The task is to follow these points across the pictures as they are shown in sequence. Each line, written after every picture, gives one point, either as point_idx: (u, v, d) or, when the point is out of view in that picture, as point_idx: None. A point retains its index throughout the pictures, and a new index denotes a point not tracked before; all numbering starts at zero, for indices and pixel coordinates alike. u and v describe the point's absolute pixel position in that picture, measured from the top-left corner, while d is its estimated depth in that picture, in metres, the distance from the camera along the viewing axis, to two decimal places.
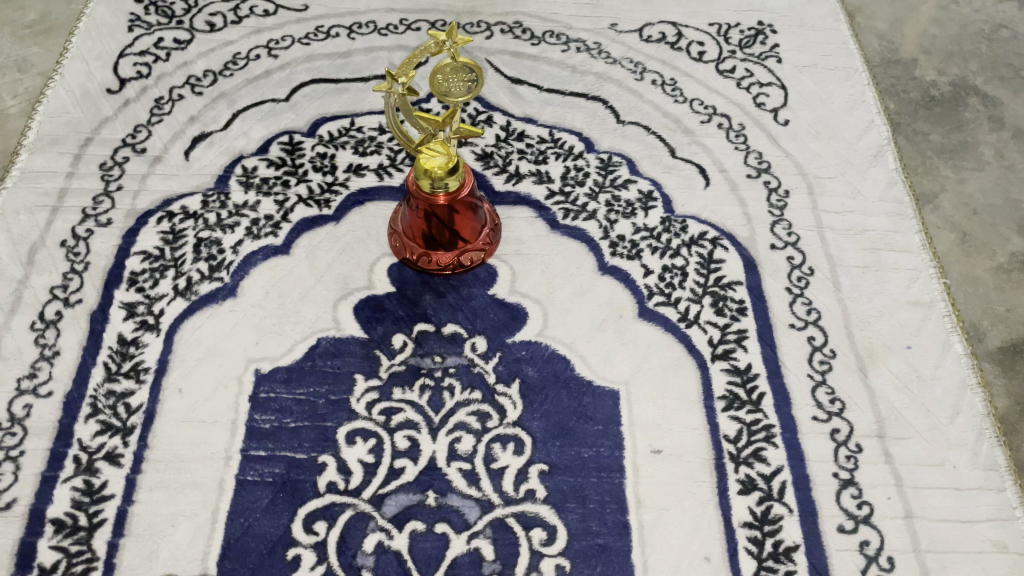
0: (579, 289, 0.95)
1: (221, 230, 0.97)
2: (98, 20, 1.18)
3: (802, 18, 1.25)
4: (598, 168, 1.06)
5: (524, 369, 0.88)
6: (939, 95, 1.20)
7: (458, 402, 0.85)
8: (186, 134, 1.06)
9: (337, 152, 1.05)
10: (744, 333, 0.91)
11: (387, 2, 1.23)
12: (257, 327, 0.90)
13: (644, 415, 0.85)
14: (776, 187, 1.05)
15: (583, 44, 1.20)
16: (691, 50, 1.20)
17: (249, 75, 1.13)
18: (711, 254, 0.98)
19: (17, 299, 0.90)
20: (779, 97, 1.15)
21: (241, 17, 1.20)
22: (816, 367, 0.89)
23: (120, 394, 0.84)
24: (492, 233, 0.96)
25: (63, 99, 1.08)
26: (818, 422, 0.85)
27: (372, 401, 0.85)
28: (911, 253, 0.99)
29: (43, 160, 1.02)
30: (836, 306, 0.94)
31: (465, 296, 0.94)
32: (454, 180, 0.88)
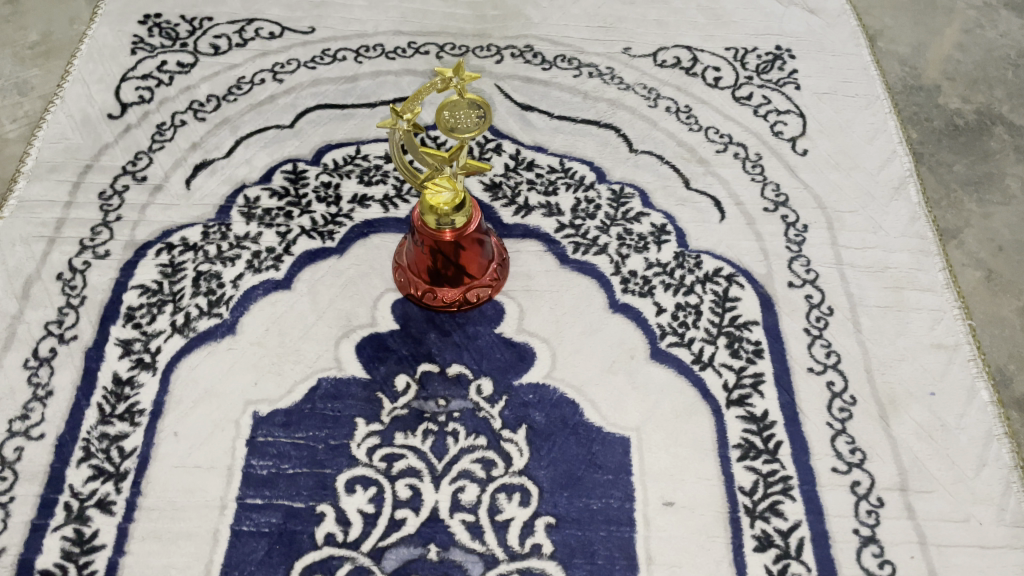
0: (589, 328, 0.91)
1: (222, 263, 0.94)
2: (101, 41, 1.16)
3: (821, 42, 1.21)
4: (610, 200, 1.02)
5: (531, 414, 0.85)
6: (963, 124, 1.16)
7: (462, 449, 0.82)
8: (188, 162, 1.03)
9: (342, 181, 1.02)
10: (761, 377, 0.87)
11: (395, 25, 1.20)
12: (256, 366, 0.87)
13: (655, 464, 0.81)
14: (794, 221, 1.01)
15: (596, 69, 1.17)
16: (706, 76, 1.17)
17: (253, 100, 1.10)
18: (727, 292, 0.94)
19: (11, 335, 0.88)
20: (797, 125, 1.11)
21: (246, 40, 1.17)
22: (835, 414, 0.85)
23: (113, 437, 0.81)
24: (499, 269, 0.93)
25: (63, 125, 1.06)
26: (837, 474, 0.81)
27: (374, 447, 0.82)
28: (934, 292, 0.95)
29: (42, 188, 1.00)
30: (856, 348, 0.90)
31: (471, 334, 0.91)
32: (461, 217, 0.85)
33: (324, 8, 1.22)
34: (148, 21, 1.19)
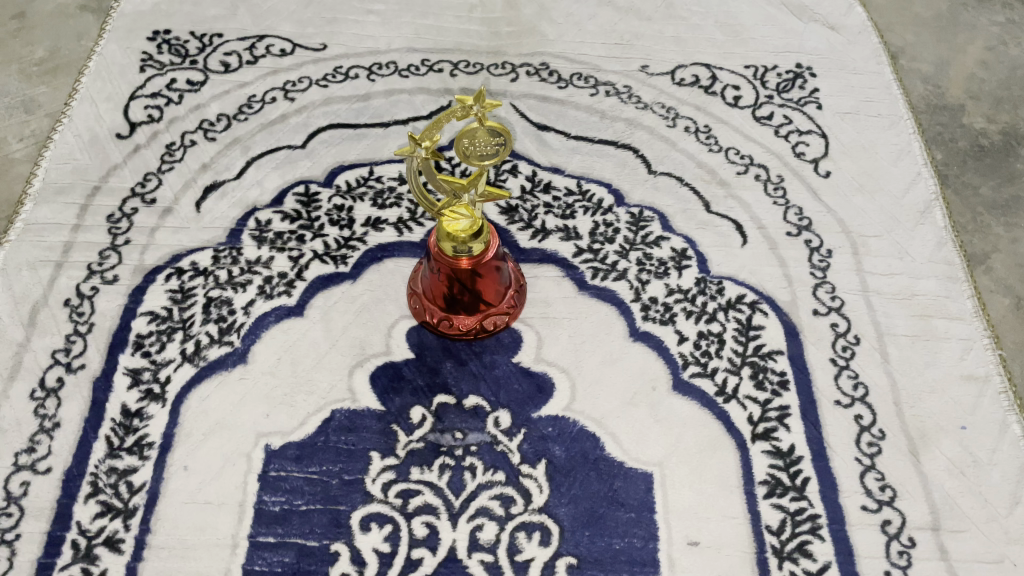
0: (609, 358, 0.89)
1: (233, 289, 0.92)
2: (109, 58, 1.14)
3: (843, 60, 1.19)
4: (629, 223, 1.00)
5: (551, 448, 0.82)
6: (989, 144, 1.14)
7: (480, 485, 0.80)
8: (198, 184, 1.01)
9: (355, 204, 1.00)
10: (787, 410, 0.85)
11: (409, 42, 1.18)
12: (268, 398, 0.85)
13: (680, 502, 0.79)
14: (818, 246, 0.99)
15: (613, 87, 1.14)
16: (726, 94, 1.14)
17: (264, 120, 1.08)
18: (750, 319, 0.92)
19: (18, 364, 0.86)
20: (819, 146, 1.09)
21: (257, 57, 1.15)
22: (864, 449, 0.83)
23: (122, 471, 0.79)
24: (517, 296, 0.90)
25: (71, 144, 1.04)
26: (867, 512, 0.79)
27: (389, 482, 0.80)
28: (963, 321, 0.93)
29: (49, 211, 0.98)
30: (884, 379, 0.88)
31: (488, 363, 0.88)
32: (479, 244, 0.82)
33: (336, 24, 1.20)
34: (156, 38, 1.17)
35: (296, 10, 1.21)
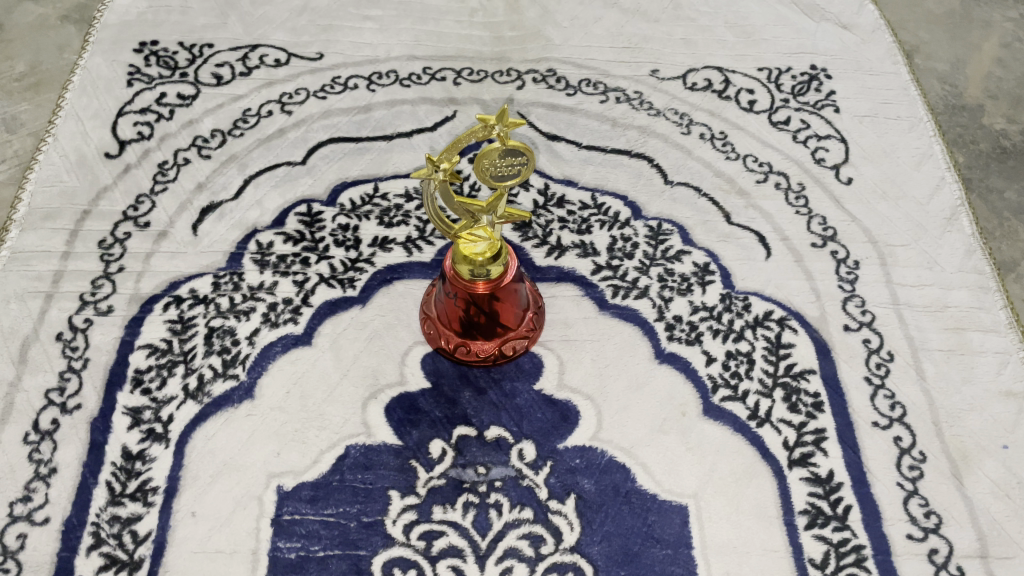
0: (634, 383, 0.85)
1: (235, 318, 0.87)
2: (95, 72, 1.08)
3: (858, 60, 1.15)
4: (648, 237, 0.96)
5: (580, 482, 0.78)
6: (1011, 146, 1.11)
7: (506, 523, 0.76)
8: (194, 205, 0.96)
9: (361, 223, 0.95)
10: (823, 434, 0.82)
11: (409, 49, 1.13)
12: (278, 435, 0.80)
13: (718, 536, 0.75)
14: (844, 257, 0.95)
15: (623, 93, 1.10)
16: (740, 99, 1.10)
17: (261, 135, 1.03)
18: (779, 337, 0.88)
19: (9, 406, 0.81)
20: (839, 151, 1.05)
21: (250, 68, 1.10)
22: (905, 473, 0.80)
23: (125, 519, 0.75)
24: (536, 317, 0.85)
25: (57, 166, 0.99)
26: (913, 541, 0.76)
27: (410, 523, 0.75)
28: (998, 333, 0.90)
29: (36, 238, 0.93)
30: (921, 398, 0.85)
31: (509, 392, 0.84)
32: (497, 266, 0.76)
33: (332, 32, 1.15)
34: (144, 49, 1.11)
35: (290, 18, 1.16)
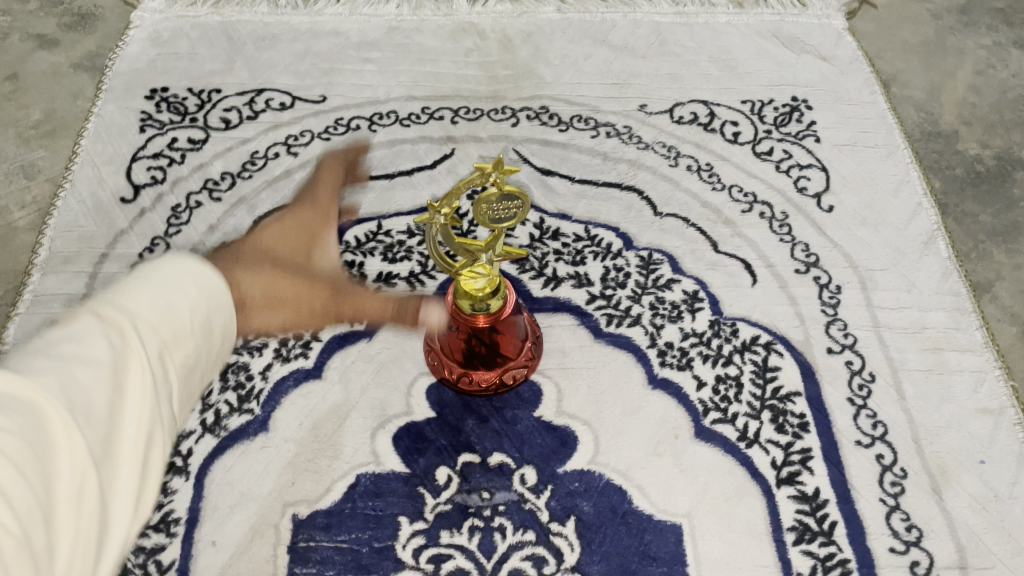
0: (629, 408, 0.89)
1: (249, 353, 0.92)
2: (109, 120, 1.14)
3: (837, 91, 1.21)
4: (639, 267, 1.01)
5: (579, 504, 0.83)
6: (985, 171, 1.16)
7: (510, 546, 0.80)
8: (206, 246, 1.01)
9: (366, 259, 1.00)
10: (809, 453, 0.86)
11: (408, 90, 1.18)
12: (292, 465, 0.84)
13: (711, 553, 0.80)
14: (826, 282, 1.00)
15: (613, 128, 1.15)
16: (725, 131, 1.15)
17: (269, 176, 1.08)
18: (766, 361, 0.93)
19: None
20: (820, 180, 1.10)
21: (257, 112, 1.15)
22: (887, 490, 0.84)
23: (150, 550, 0.79)
24: (535, 346, 0.89)
25: (75, 212, 1.04)
26: (895, 554, 0.81)
27: (420, 548, 0.80)
28: (974, 353, 0.94)
29: (57, 281, 0.97)
30: (901, 417, 0.89)
31: (510, 419, 0.88)
32: (497, 300, 0.81)
33: (334, 75, 1.20)
34: (154, 96, 1.16)
35: (293, 62, 1.21)
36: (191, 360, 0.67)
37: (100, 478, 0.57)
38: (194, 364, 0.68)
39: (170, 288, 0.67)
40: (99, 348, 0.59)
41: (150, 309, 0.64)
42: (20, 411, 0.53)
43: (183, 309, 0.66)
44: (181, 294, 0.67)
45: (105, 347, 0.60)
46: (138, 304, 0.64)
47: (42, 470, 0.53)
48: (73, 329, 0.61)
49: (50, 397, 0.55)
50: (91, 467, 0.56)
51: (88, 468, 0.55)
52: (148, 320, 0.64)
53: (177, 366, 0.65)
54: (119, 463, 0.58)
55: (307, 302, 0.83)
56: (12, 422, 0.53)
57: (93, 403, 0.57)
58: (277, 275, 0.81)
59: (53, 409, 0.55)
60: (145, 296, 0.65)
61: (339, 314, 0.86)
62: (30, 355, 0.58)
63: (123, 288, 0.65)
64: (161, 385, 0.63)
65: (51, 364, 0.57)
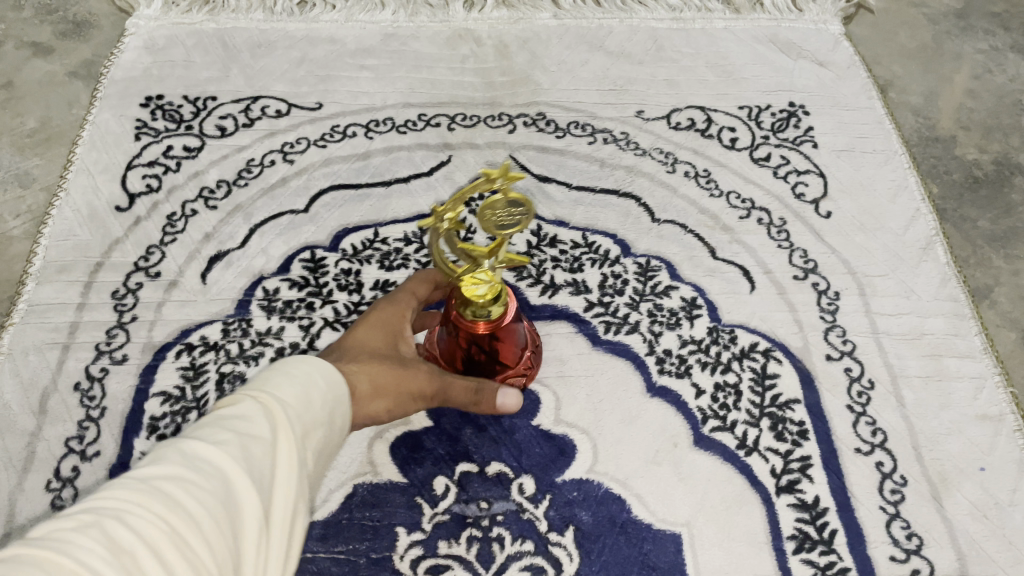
0: (627, 416, 0.89)
1: (245, 363, 0.91)
2: (104, 128, 1.13)
3: (834, 96, 1.20)
4: (637, 274, 1.00)
5: (577, 514, 0.82)
6: (982, 176, 1.16)
7: (509, 556, 0.80)
8: (202, 254, 1.00)
9: (362, 267, 1.00)
10: (809, 461, 0.86)
11: (404, 97, 1.18)
12: None
13: (710, 562, 0.79)
14: (825, 288, 0.99)
15: (610, 134, 1.15)
16: (722, 137, 1.15)
17: (265, 184, 1.08)
18: (765, 368, 0.92)
19: (31, 455, 0.85)
20: (818, 185, 1.10)
21: (252, 119, 1.15)
22: (887, 497, 0.84)
23: None
24: (532, 355, 0.90)
25: (70, 220, 1.03)
26: (896, 563, 0.80)
27: (418, 558, 0.79)
28: (973, 359, 0.94)
29: (52, 290, 0.97)
30: (901, 424, 0.89)
31: (508, 428, 0.88)
32: (497, 308, 0.80)
33: (330, 82, 1.20)
34: (150, 104, 1.16)
35: (289, 69, 1.21)
36: (325, 450, 0.63)
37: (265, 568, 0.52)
38: (327, 452, 0.63)
39: (309, 372, 0.63)
40: (259, 426, 0.55)
41: (299, 392, 0.60)
42: (209, 488, 0.50)
43: (323, 394, 0.63)
44: (319, 374, 0.64)
45: (271, 427, 0.56)
46: (290, 389, 0.60)
47: (232, 551, 0.49)
48: (236, 405, 0.57)
49: (232, 474, 0.51)
50: (261, 557, 0.51)
51: (261, 555, 0.51)
52: (300, 402, 0.60)
53: (319, 453, 0.61)
54: (284, 553, 0.53)
55: (399, 397, 0.77)
56: (202, 499, 0.49)
57: (267, 484, 0.53)
58: (371, 365, 0.75)
59: (238, 489, 0.51)
60: (285, 379, 0.61)
61: (417, 394, 0.79)
62: (194, 430, 0.54)
63: (266, 376, 0.62)
64: (309, 471, 0.59)
65: (228, 436, 0.53)
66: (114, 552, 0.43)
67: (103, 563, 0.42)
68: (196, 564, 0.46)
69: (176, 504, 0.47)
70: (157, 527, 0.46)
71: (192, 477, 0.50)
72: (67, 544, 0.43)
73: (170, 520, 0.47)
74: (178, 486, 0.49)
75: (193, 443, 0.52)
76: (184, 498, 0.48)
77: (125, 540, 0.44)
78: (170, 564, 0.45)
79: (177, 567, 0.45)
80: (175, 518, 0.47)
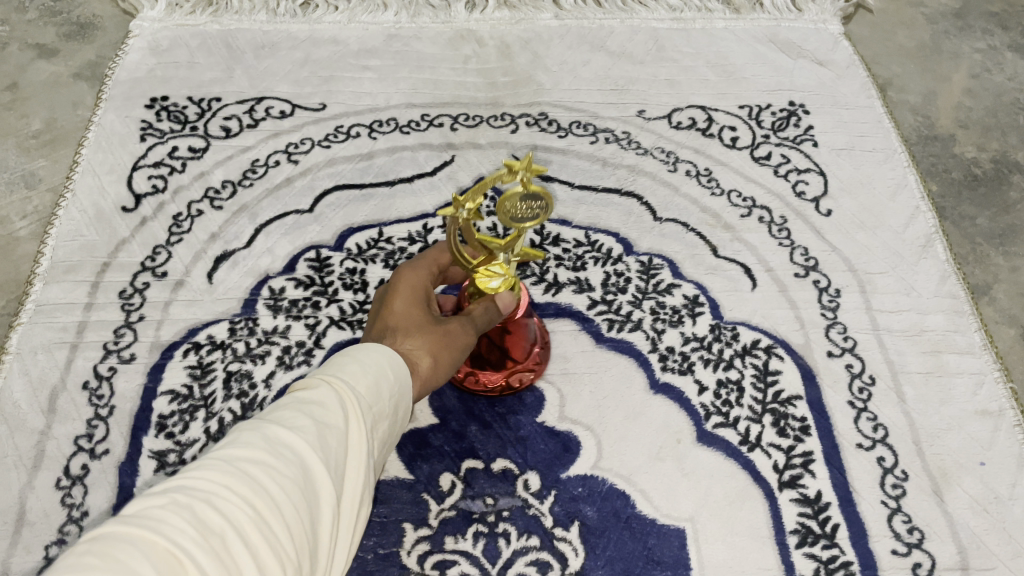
0: (631, 413, 0.90)
1: (251, 361, 0.92)
2: (109, 129, 1.14)
3: (834, 95, 1.21)
4: (639, 272, 1.01)
5: (582, 509, 0.83)
6: (981, 174, 1.17)
7: (515, 551, 0.81)
8: (208, 254, 1.01)
9: (367, 267, 1.00)
10: (811, 456, 0.87)
11: (407, 97, 1.19)
12: None
13: (714, 557, 0.80)
14: (826, 286, 1.00)
15: (612, 134, 1.16)
16: (723, 136, 1.16)
17: (270, 185, 1.08)
18: (767, 365, 0.93)
19: (41, 453, 0.86)
20: (818, 184, 1.11)
21: (257, 120, 1.15)
22: (889, 492, 0.85)
23: None
24: (541, 351, 0.91)
25: (76, 221, 1.04)
26: (898, 556, 0.81)
27: (425, 554, 0.80)
28: (973, 355, 0.95)
29: (59, 290, 0.98)
30: (902, 419, 0.90)
31: (513, 424, 0.88)
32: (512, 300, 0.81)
33: (334, 82, 1.21)
34: (155, 105, 1.17)
35: (293, 70, 1.22)
36: (389, 436, 0.66)
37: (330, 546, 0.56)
38: (392, 435, 0.66)
39: (380, 360, 0.65)
40: (331, 415, 0.58)
41: (371, 381, 0.63)
42: (289, 472, 0.53)
43: (392, 383, 0.65)
44: (386, 360, 0.66)
45: (344, 415, 0.59)
46: (361, 377, 0.63)
47: (308, 534, 0.53)
48: (310, 391, 0.60)
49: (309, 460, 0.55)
50: (331, 536, 0.55)
51: (331, 535, 0.55)
52: (371, 391, 0.62)
53: (383, 437, 0.64)
54: (349, 532, 0.57)
55: (458, 352, 0.76)
56: (283, 484, 0.52)
57: (337, 471, 0.57)
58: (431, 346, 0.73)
59: (314, 475, 0.54)
60: (358, 366, 0.64)
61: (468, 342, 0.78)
62: (272, 414, 0.57)
63: (339, 361, 0.64)
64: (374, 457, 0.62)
65: (305, 423, 0.56)
66: (204, 533, 0.47)
67: (195, 542, 0.46)
68: (277, 547, 0.50)
69: (258, 487, 0.51)
70: (243, 510, 0.49)
71: (273, 462, 0.53)
72: (162, 522, 0.46)
73: (255, 504, 0.50)
74: (262, 469, 0.52)
75: (273, 430, 0.55)
76: (266, 482, 0.52)
77: (213, 521, 0.48)
78: (255, 544, 0.49)
79: (261, 548, 0.49)
80: (258, 502, 0.50)
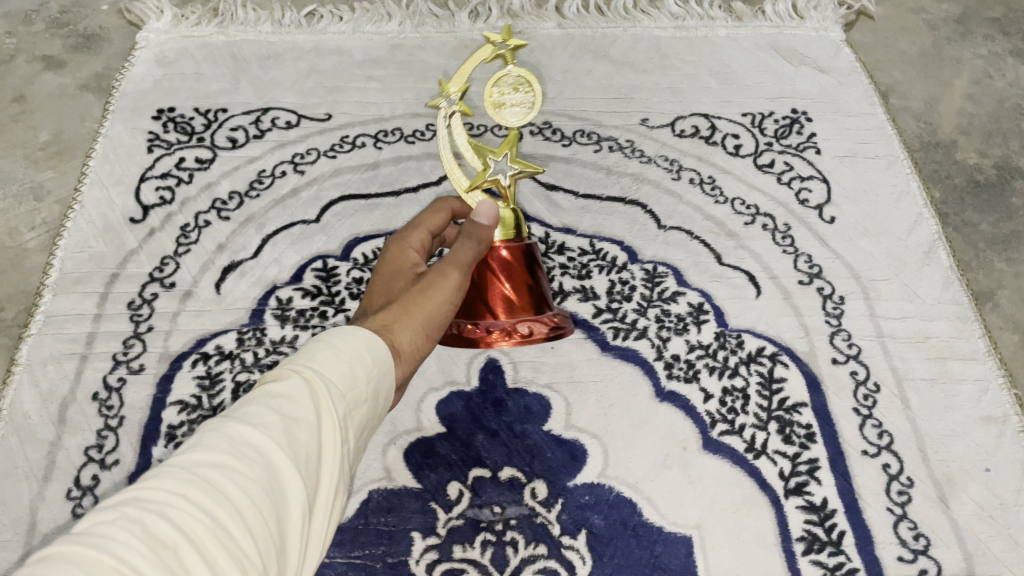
0: (637, 421, 0.90)
1: (260, 371, 0.93)
2: (116, 140, 1.15)
3: (836, 103, 1.22)
4: (644, 280, 1.02)
5: (589, 517, 0.84)
6: (984, 180, 1.17)
7: (523, 559, 0.82)
8: (215, 265, 1.02)
9: (374, 276, 1.01)
10: (816, 464, 0.87)
11: (412, 107, 1.20)
12: None
13: (721, 564, 0.81)
14: (830, 293, 1.01)
15: (615, 142, 1.16)
16: (726, 144, 1.17)
17: (276, 195, 1.09)
18: (772, 372, 0.94)
19: (52, 464, 0.87)
20: (822, 191, 1.11)
21: (263, 131, 1.16)
22: (894, 499, 0.85)
23: None
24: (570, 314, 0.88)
25: (85, 232, 1.05)
26: (903, 563, 0.82)
27: (433, 563, 0.81)
28: (977, 361, 0.95)
29: (68, 301, 0.98)
30: (907, 426, 0.90)
31: (520, 433, 0.89)
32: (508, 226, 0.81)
33: (339, 93, 1.21)
34: (161, 116, 1.18)
35: (298, 80, 1.23)
36: (373, 425, 0.60)
37: (302, 553, 0.50)
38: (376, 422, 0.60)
39: (359, 341, 0.59)
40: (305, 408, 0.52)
41: (350, 365, 0.57)
42: (252, 476, 0.47)
43: (374, 365, 0.59)
44: (368, 343, 0.60)
45: (317, 407, 0.53)
46: (340, 362, 0.56)
47: (276, 545, 0.47)
48: (280, 382, 0.53)
49: (276, 461, 0.49)
50: (303, 540, 0.50)
51: (303, 541, 0.49)
52: (349, 377, 0.56)
53: (366, 427, 0.58)
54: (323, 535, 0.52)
55: (442, 306, 0.71)
56: (247, 490, 0.46)
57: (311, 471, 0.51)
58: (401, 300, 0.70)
59: (283, 476, 0.49)
60: (336, 350, 0.57)
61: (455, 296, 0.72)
62: (236, 410, 0.51)
63: (315, 345, 0.58)
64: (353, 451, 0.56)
65: (270, 419, 0.50)
66: (153, 551, 0.41)
67: (143, 562, 0.40)
68: (240, 561, 0.44)
69: (214, 494, 0.45)
70: (199, 522, 0.43)
71: (236, 466, 0.47)
72: (108, 541, 0.41)
73: (214, 514, 0.44)
74: (222, 476, 0.46)
75: (239, 428, 0.49)
76: (227, 489, 0.46)
77: (164, 537, 0.42)
78: (211, 560, 0.43)
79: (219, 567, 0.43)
80: (218, 513, 0.44)
